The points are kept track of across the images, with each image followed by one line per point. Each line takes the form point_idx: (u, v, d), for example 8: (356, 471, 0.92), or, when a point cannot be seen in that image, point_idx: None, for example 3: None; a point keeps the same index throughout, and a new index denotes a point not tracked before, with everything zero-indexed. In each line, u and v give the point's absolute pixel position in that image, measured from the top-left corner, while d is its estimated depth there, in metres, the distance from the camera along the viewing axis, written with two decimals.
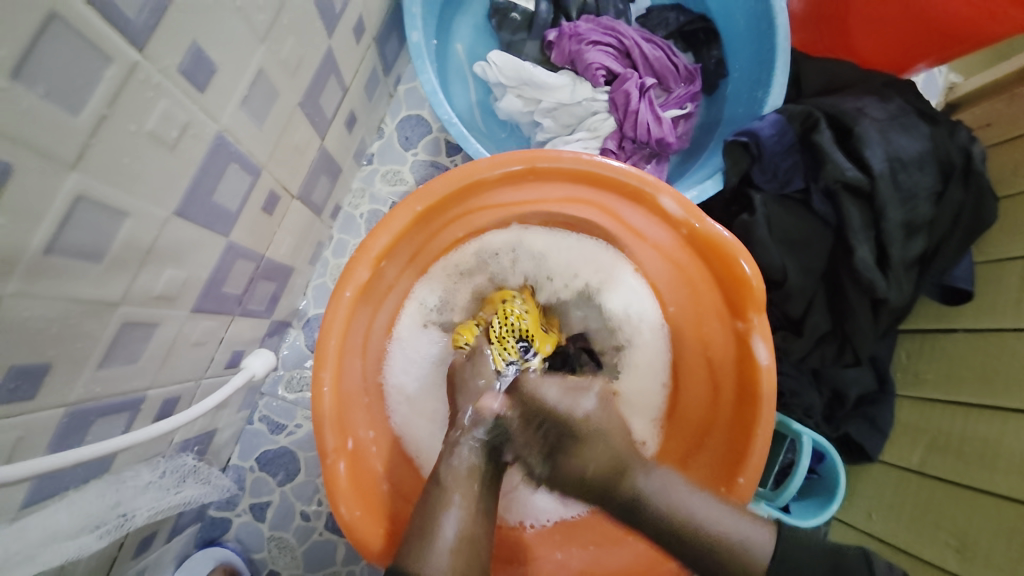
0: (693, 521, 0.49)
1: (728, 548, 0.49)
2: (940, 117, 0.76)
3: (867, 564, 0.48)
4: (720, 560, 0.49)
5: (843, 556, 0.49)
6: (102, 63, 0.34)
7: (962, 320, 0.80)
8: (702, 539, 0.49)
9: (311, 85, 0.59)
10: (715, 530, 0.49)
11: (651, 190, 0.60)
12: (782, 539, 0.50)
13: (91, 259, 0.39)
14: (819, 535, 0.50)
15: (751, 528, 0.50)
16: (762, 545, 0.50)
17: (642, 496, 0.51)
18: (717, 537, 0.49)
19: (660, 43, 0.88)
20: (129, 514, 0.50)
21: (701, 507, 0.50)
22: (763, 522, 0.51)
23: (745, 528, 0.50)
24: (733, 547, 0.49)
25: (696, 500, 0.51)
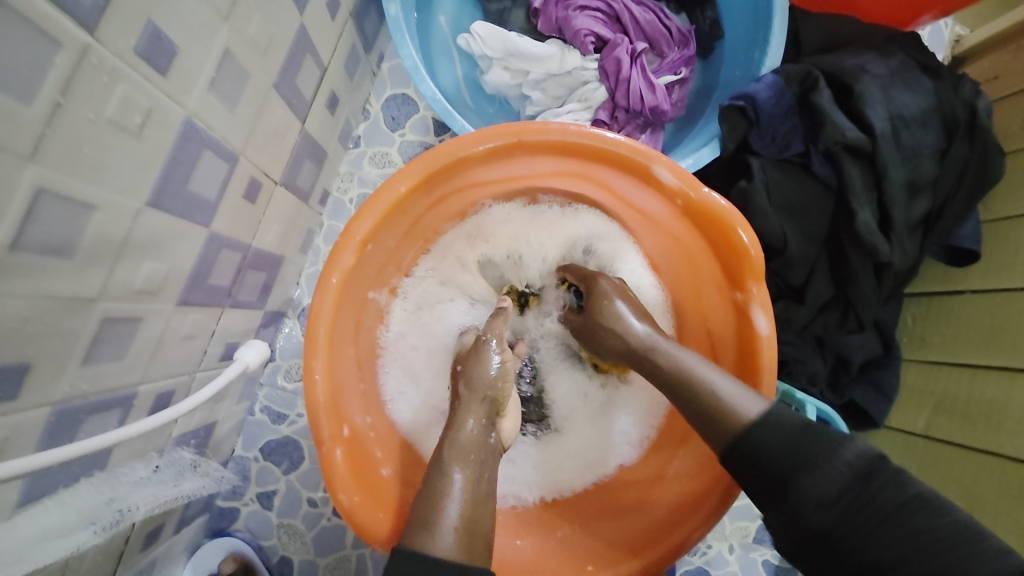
0: (694, 373, 0.51)
1: (719, 405, 0.48)
2: (944, 70, 0.73)
3: (849, 456, 0.43)
4: (716, 418, 0.48)
5: (820, 445, 0.44)
6: (49, 46, 0.32)
7: (968, 283, 0.78)
8: (695, 385, 0.50)
9: (285, 65, 0.57)
10: (713, 385, 0.49)
11: (643, 160, 0.58)
12: (758, 430, 0.45)
13: (61, 254, 0.38)
14: (791, 432, 0.45)
15: (743, 394, 0.48)
16: (750, 406, 0.47)
17: (651, 345, 0.55)
18: (713, 392, 0.49)
19: (652, 5, 0.84)
20: (126, 509, 0.51)
21: (702, 367, 0.51)
22: (755, 392, 0.48)
23: (737, 391, 0.48)
24: (721, 400, 0.48)
25: (696, 362, 0.52)
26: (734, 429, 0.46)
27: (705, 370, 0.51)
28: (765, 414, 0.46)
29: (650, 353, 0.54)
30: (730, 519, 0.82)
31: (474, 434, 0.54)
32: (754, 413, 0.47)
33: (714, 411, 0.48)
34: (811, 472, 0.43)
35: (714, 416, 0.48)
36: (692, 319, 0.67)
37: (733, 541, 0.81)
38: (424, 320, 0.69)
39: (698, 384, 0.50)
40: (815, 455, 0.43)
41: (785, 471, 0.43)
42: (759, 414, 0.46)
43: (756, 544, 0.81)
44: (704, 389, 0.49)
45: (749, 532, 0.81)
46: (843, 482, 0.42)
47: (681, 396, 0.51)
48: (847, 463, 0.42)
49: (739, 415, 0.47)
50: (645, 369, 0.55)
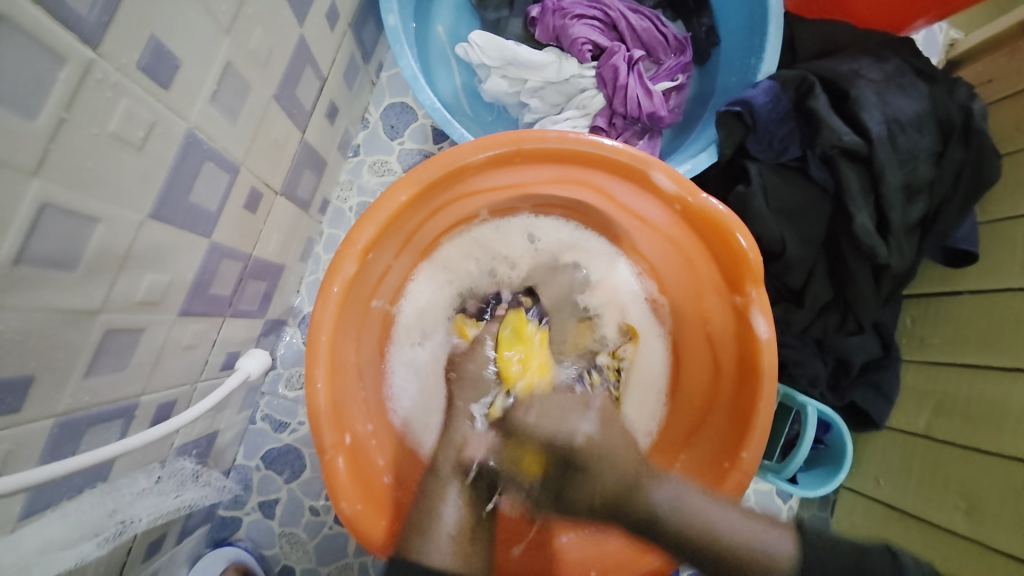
0: (717, 527, 0.44)
1: (756, 560, 0.43)
2: (939, 74, 0.74)
3: (919, 574, 0.42)
4: (752, 572, 0.43)
5: (882, 567, 0.43)
6: (54, 63, 0.32)
7: (965, 283, 0.79)
8: (720, 548, 0.44)
9: (285, 76, 0.57)
10: (745, 536, 0.44)
11: (642, 166, 0.58)
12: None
13: (64, 267, 0.38)
14: (849, 561, 0.43)
15: (772, 534, 0.44)
16: (777, 544, 0.44)
17: (660, 507, 0.45)
18: (738, 539, 0.44)
19: (648, 13, 0.85)
20: (128, 520, 0.51)
21: (712, 506, 0.46)
22: (780, 525, 0.45)
23: (767, 533, 0.44)
24: (753, 548, 0.43)
25: (700, 494, 0.46)
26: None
27: (714, 508, 0.46)
28: (797, 560, 0.43)
29: (642, 484, 0.46)
30: None
31: (461, 513, 0.51)
32: (784, 555, 0.43)
33: (749, 565, 0.43)
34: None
35: (743, 568, 0.43)
36: (690, 324, 0.67)
37: None
38: (426, 319, 0.70)
39: (733, 553, 0.43)
40: (884, 574, 0.42)
41: None
42: (795, 557, 0.43)
43: None
44: (729, 537, 0.44)
45: None
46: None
47: (703, 552, 0.44)
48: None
49: (771, 558, 0.43)
50: (629, 521, 0.46)
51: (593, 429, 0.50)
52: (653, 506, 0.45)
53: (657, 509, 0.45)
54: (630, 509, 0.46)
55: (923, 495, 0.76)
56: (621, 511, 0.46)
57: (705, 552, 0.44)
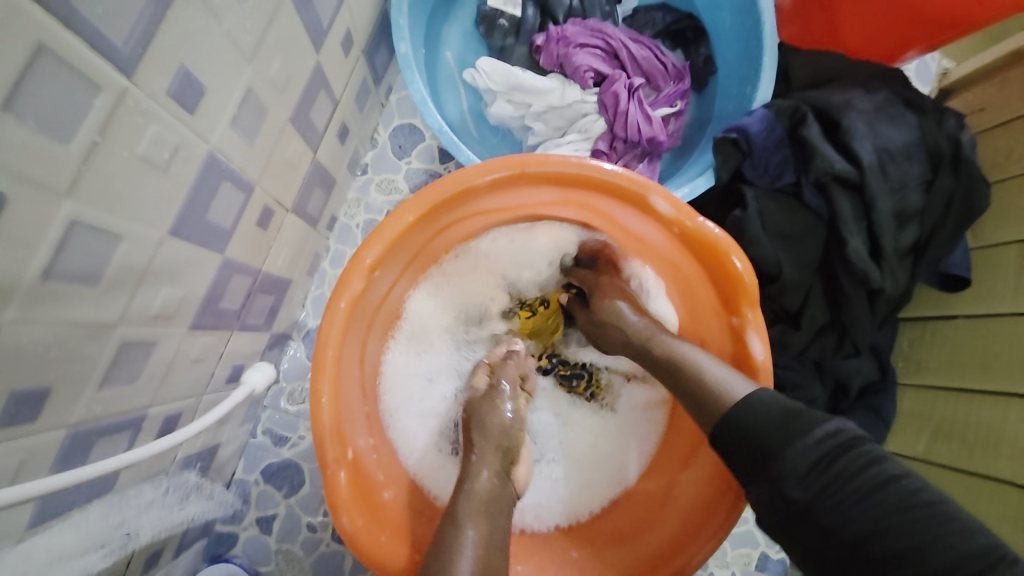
0: (684, 356, 0.55)
1: (711, 388, 0.52)
2: (928, 106, 0.77)
3: (827, 429, 0.46)
4: (709, 397, 0.51)
5: (794, 427, 0.46)
6: (91, 91, 0.35)
7: (960, 308, 0.81)
8: (688, 377, 0.54)
9: (301, 100, 0.60)
10: (715, 374, 0.52)
11: (641, 191, 0.60)
12: (743, 413, 0.48)
13: (88, 282, 0.40)
14: (775, 416, 0.47)
15: (734, 378, 0.52)
16: (739, 389, 0.50)
17: (651, 336, 0.59)
18: (701, 375, 0.53)
19: (648, 43, 0.88)
20: (132, 532, 0.52)
21: (698, 355, 0.55)
22: (745, 377, 0.52)
23: (733, 380, 0.52)
24: (713, 386, 0.52)
25: (693, 351, 0.56)
26: (722, 407, 0.50)
27: (705, 361, 0.54)
28: (749, 396, 0.49)
29: (620, 312, 0.62)
30: (732, 544, 0.81)
31: (487, 485, 0.56)
32: (742, 393, 0.50)
33: (706, 391, 0.52)
34: (790, 447, 0.46)
35: (702, 389, 0.52)
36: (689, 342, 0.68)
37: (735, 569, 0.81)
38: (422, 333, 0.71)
39: (705, 386, 0.52)
40: (790, 436, 0.46)
41: (768, 441, 0.46)
42: (745, 399, 0.49)
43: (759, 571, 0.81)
44: (704, 377, 0.53)
45: (751, 559, 0.81)
46: (816, 453, 0.45)
47: (678, 377, 0.54)
48: (817, 439, 0.45)
49: (726, 393, 0.50)
50: (646, 359, 0.59)
51: (634, 317, 0.61)
52: (636, 328, 0.60)
53: (639, 331, 0.60)
54: (631, 345, 0.60)
55: None
56: (637, 351, 0.59)
57: (676, 375, 0.55)
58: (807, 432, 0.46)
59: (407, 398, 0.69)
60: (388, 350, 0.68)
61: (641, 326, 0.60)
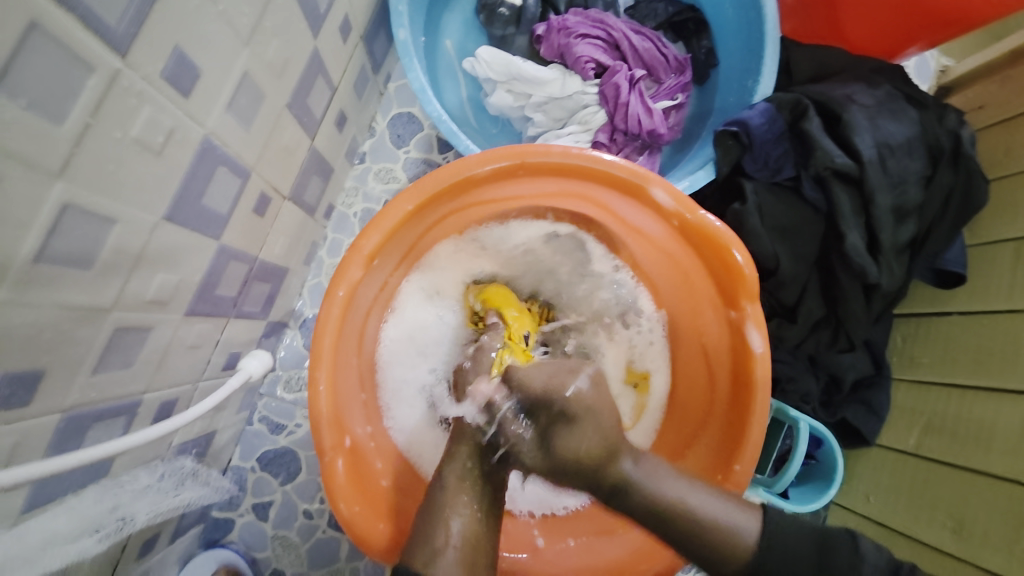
0: (682, 503, 0.49)
1: (712, 534, 0.48)
2: (929, 101, 0.77)
3: (872, 563, 0.46)
4: (710, 544, 0.48)
5: (841, 556, 0.47)
6: (84, 71, 0.34)
7: (955, 304, 0.81)
8: (671, 514, 0.49)
9: (298, 85, 0.59)
10: (714, 519, 0.49)
11: (642, 183, 0.60)
12: (767, 563, 0.48)
13: (81, 265, 0.39)
14: (810, 548, 0.48)
15: (733, 512, 0.49)
16: (748, 528, 0.49)
17: (630, 477, 0.50)
18: (698, 512, 0.49)
19: (650, 34, 0.87)
20: (127, 518, 0.52)
21: (697, 496, 0.50)
22: (744, 507, 0.50)
23: (741, 520, 0.49)
24: (717, 523, 0.49)
25: (680, 485, 0.51)
26: (740, 561, 0.48)
27: (683, 492, 0.50)
28: (762, 534, 0.49)
29: (617, 455, 0.51)
30: None
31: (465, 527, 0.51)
32: (753, 536, 0.49)
33: (713, 539, 0.48)
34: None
35: (707, 545, 0.48)
36: (687, 335, 0.68)
37: None
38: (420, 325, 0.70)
39: (691, 521, 0.49)
40: (844, 571, 0.46)
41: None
42: (755, 537, 0.49)
43: None
44: (698, 518, 0.49)
45: None
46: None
47: (676, 527, 0.49)
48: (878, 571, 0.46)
49: (739, 541, 0.48)
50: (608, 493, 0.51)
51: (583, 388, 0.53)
52: (621, 476, 0.50)
53: (627, 479, 0.50)
54: (610, 494, 0.51)
55: (913, 520, 0.76)
56: (595, 480, 0.51)
57: (688, 540, 0.49)
58: (848, 573, 0.46)
59: (405, 389, 0.69)
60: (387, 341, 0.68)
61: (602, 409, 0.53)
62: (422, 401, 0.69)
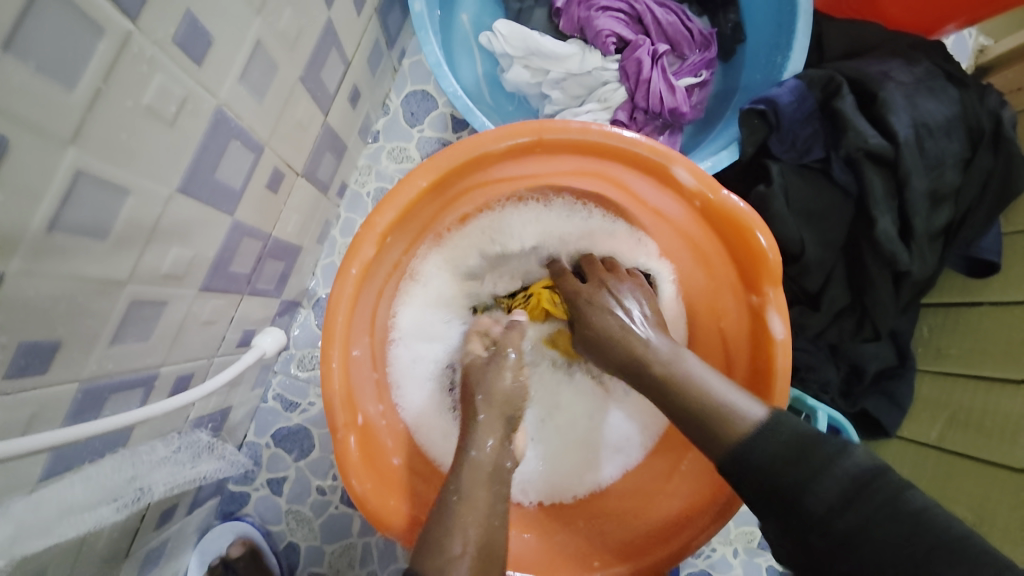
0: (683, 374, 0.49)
1: (723, 421, 0.45)
2: (969, 80, 0.72)
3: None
4: (714, 422, 0.45)
5: (899, 491, 0.40)
6: (94, 34, 0.33)
7: (986, 295, 0.78)
8: (692, 398, 0.47)
9: (312, 58, 0.58)
10: (712, 396, 0.47)
11: (664, 161, 0.57)
12: (836, 473, 0.40)
13: (95, 236, 0.39)
14: (881, 470, 0.41)
15: (742, 399, 0.46)
16: (752, 412, 0.45)
17: (656, 355, 0.51)
18: (716, 401, 0.46)
19: (674, 7, 0.83)
20: (144, 488, 0.54)
21: (700, 370, 0.49)
22: (758, 398, 0.46)
23: (745, 403, 0.46)
24: (725, 410, 0.45)
25: (694, 364, 0.50)
26: (733, 439, 0.44)
27: (711, 380, 0.48)
28: (771, 425, 0.44)
29: (636, 335, 0.54)
30: (736, 523, 0.81)
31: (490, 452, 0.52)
32: (758, 419, 0.44)
33: (719, 425, 0.45)
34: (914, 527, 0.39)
35: (705, 417, 0.46)
36: (705, 320, 0.67)
37: (738, 546, 0.81)
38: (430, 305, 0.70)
39: (700, 398, 0.47)
40: (916, 504, 0.40)
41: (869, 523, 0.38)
42: (759, 426, 0.44)
43: (761, 548, 0.81)
44: (713, 401, 0.46)
45: (755, 537, 0.81)
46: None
47: (690, 414, 0.47)
48: (938, 522, 0.39)
49: (741, 422, 0.44)
50: (636, 380, 0.52)
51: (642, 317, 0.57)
52: (644, 350, 0.52)
53: (649, 352, 0.52)
54: (633, 372, 0.53)
55: None
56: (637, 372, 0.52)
57: (693, 412, 0.47)
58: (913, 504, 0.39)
59: (415, 370, 0.68)
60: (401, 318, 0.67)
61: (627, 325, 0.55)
62: (432, 382, 0.69)
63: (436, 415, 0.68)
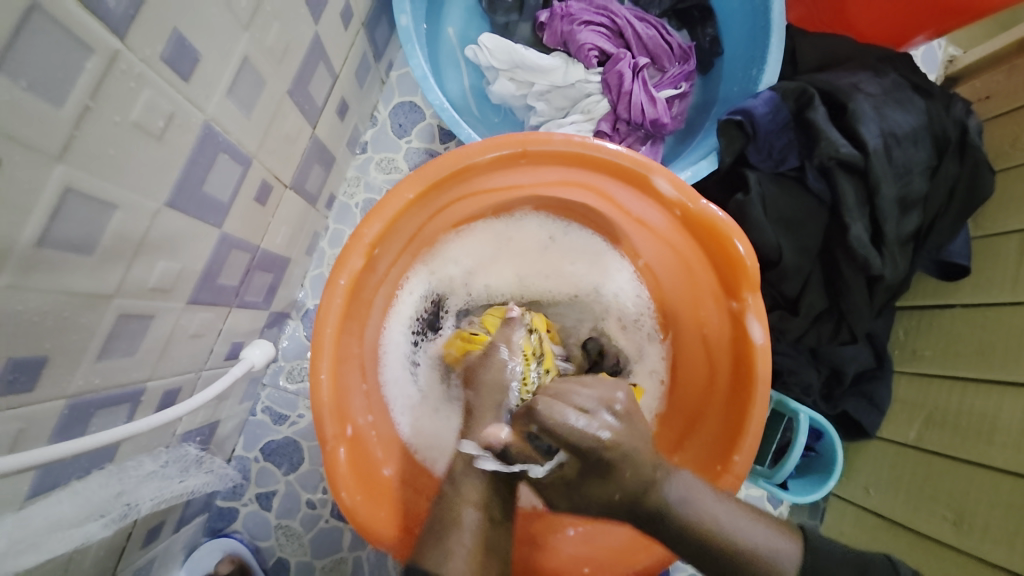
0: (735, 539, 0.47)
1: (762, 564, 0.47)
2: (936, 90, 0.76)
3: (909, 569, 0.51)
4: (760, 571, 0.47)
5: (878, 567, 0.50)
6: (83, 53, 0.34)
7: (959, 296, 0.81)
8: (734, 555, 0.47)
9: (299, 72, 0.59)
10: (758, 543, 0.48)
11: (644, 171, 0.59)
12: (818, 543, 0.50)
13: (83, 251, 0.39)
14: (857, 550, 0.51)
15: (778, 543, 0.49)
16: (788, 552, 0.49)
17: (672, 501, 0.47)
18: (750, 546, 0.47)
19: (654, 22, 0.86)
20: (131, 503, 0.53)
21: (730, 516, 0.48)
22: (786, 534, 0.50)
23: (779, 543, 0.49)
24: (772, 562, 0.47)
25: (715, 501, 0.48)
26: (773, 572, 0.47)
27: (729, 515, 0.48)
28: (799, 563, 0.48)
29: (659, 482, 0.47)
30: None
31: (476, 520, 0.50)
32: (792, 568, 0.48)
33: (765, 568, 0.47)
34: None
35: (747, 566, 0.47)
36: (687, 325, 0.68)
37: None
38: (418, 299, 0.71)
39: (734, 545, 0.47)
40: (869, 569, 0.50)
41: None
42: (798, 565, 0.48)
43: None
44: (754, 545, 0.47)
45: None
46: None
47: (729, 566, 0.47)
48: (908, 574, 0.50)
49: (778, 565, 0.47)
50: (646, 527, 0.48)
51: (616, 421, 0.47)
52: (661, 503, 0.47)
53: (666, 505, 0.47)
54: (646, 521, 0.48)
55: (911, 514, 0.77)
56: (635, 505, 0.47)
57: (727, 565, 0.47)
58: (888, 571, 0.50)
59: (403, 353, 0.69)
60: (386, 324, 0.67)
61: (631, 441, 0.46)
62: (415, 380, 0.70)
63: (406, 384, 0.69)
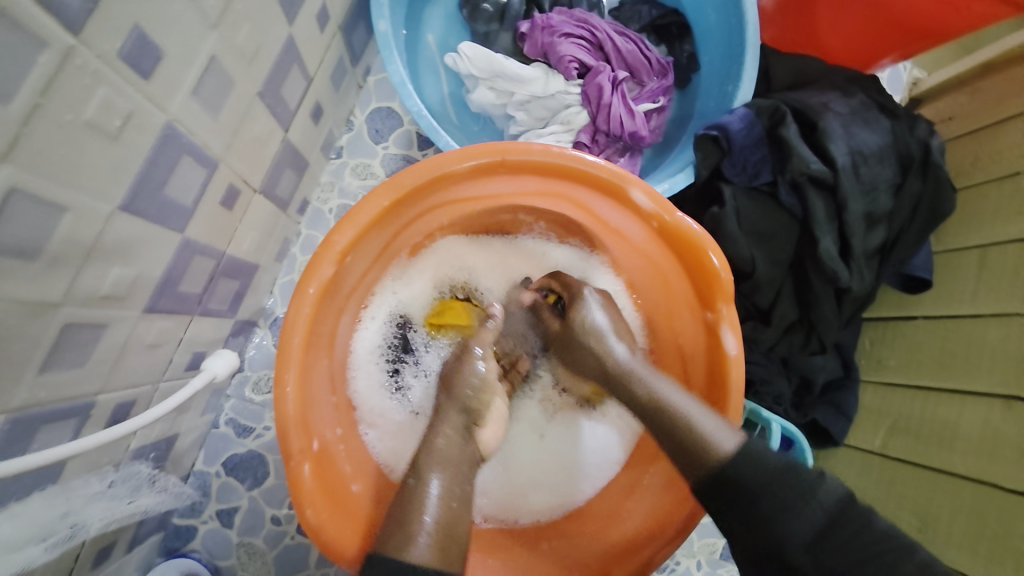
0: (673, 409, 0.53)
1: (696, 439, 0.50)
2: (900, 111, 0.79)
3: (829, 491, 0.45)
4: (692, 444, 0.50)
5: (802, 485, 0.46)
6: (34, 46, 0.32)
7: (920, 308, 0.84)
8: (677, 424, 0.52)
9: (272, 73, 0.57)
10: (694, 425, 0.51)
11: (621, 183, 0.59)
12: (736, 470, 0.47)
13: (27, 256, 0.37)
14: (777, 470, 0.47)
15: (718, 427, 0.50)
16: (725, 441, 0.49)
17: (627, 370, 0.58)
18: (693, 429, 0.50)
19: (632, 36, 0.87)
20: (78, 525, 0.50)
21: (679, 397, 0.54)
22: (730, 426, 0.50)
23: (716, 431, 0.50)
24: (701, 435, 0.50)
25: (678, 394, 0.54)
26: (713, 465, 0.48)
27: (685, 406, 0.52)
28: (740, 449, 0.48)
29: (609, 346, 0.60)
30: (700, 535, 0.83)
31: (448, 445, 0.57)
32: (729, 447, 0.48)
33: (694, 444, 0.50)
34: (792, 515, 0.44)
35: (685, 442, 0.50)
36: (664, 336, 0.69)
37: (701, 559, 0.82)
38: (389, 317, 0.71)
39: (680, 424, 0.51)
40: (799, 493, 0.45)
41: (767, 518, 0.45)
42: (734, 452, 0.48)
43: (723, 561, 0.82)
44: (684, 423, 0.51)
45: (718, 549, 0.82)
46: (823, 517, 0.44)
47: (669, 436, 0.52)
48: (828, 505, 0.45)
49: (715, 447, 0.49)
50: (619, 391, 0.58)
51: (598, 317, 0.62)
52: (617, 364, 0.58)
53: (622, 367, 0.58)
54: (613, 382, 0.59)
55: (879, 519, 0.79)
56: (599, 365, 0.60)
57: (669, 432, 0.52)
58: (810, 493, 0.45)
59: (373, 375, 0.68)
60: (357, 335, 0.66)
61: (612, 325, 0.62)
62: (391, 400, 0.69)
63: (382, 403, 0.68)
